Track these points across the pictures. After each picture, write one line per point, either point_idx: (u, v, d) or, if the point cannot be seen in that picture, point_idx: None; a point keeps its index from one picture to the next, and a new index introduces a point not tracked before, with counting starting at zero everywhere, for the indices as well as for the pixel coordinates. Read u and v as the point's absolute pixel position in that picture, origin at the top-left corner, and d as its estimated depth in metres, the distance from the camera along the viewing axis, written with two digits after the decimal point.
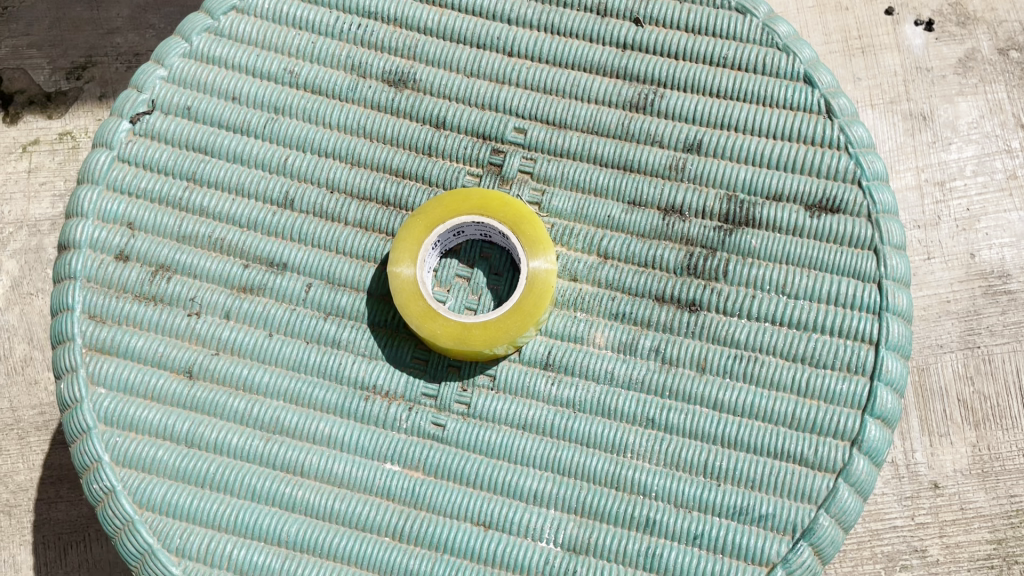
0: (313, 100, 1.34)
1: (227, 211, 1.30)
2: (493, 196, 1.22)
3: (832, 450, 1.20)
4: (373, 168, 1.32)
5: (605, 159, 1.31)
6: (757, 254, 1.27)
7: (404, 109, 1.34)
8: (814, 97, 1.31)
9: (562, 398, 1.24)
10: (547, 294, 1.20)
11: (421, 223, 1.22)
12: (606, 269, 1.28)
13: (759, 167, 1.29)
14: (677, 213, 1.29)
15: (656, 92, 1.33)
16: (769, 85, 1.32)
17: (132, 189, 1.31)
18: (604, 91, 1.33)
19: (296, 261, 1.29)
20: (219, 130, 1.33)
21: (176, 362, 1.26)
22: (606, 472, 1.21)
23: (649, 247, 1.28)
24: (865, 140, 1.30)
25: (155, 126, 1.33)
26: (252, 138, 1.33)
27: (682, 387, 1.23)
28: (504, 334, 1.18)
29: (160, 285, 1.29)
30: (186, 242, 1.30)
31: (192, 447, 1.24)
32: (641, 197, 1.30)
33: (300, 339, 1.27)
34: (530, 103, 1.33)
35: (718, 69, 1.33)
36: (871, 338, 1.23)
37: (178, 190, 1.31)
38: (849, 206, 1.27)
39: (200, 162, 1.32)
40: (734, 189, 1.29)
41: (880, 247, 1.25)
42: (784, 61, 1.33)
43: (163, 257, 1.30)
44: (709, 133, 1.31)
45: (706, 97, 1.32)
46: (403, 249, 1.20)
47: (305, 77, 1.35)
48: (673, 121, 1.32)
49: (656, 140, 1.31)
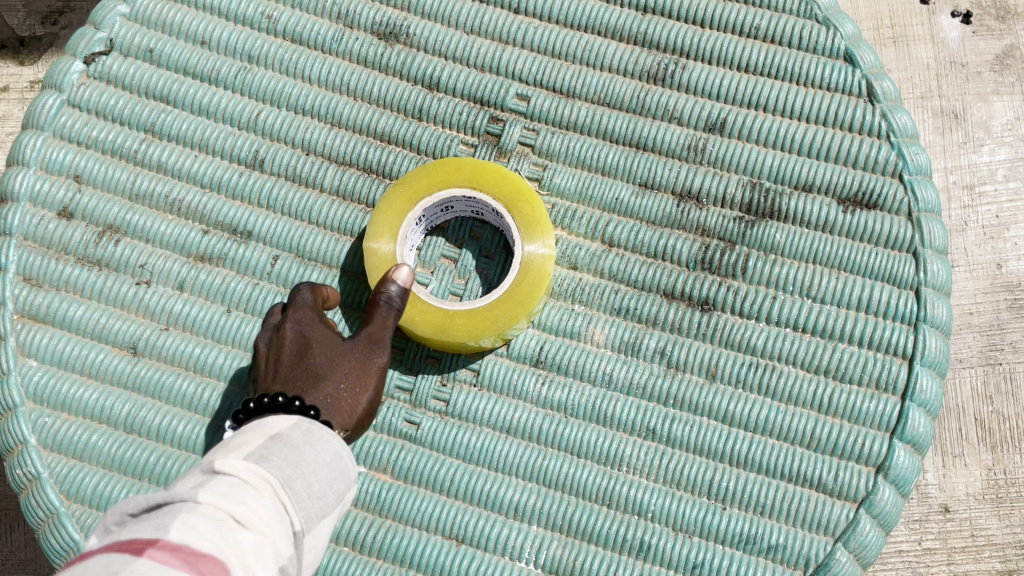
0: (292, 50, 1.19)
1: (187, 168, 1.16)
2: (489, 169, 1.07)
3: (854, 476, 1.06)
4: (355, 131, 1.18)
5: (616, 135, 1.17)
6: (781, 251, 1.13)
7: (394, 66, 1.19)
8: (854, 78, 1.16)
9: (552, 400, 1.10)
10: (542, 283, 1.06)
11: (404, 194, 1.08)
12: (610, 258, 1.14)
13: (787, 153, 1.15)
14: (693, 200, 1.15)
15: (677, 62, 1.18)
16: (804, 61, 1.17)
17: (80, 138, 1.16)
18: (620, 58, 1.19)
19: (262, 230, 1.14)
20: (183, 76, 1.18)
21: (119, 336, 1.12)
22: (597, 488, 1.08)
23: (660, 236, 1.14)
24: (908, 130, 1.16)
25: (111, 69, 1.17)
26: (221, 87, 1.18)
27: (689, 395, 1.09)
28: (492, 325, 1.04)
29: (107, 247, 1.14)
30: (139, 201, 1.15)
31: (131, 433, 1.09)
32: (653, 179, 1.15)
33: (262, 318, 1.12)
34: (536, 67, 1.19)
35: (748, 40, 1.18)
36: (904, 352, 1.09)
37: (134, 143, 1.16)
38: (887, 202, 1.13)
39: (161, 112, 1.17)
40: (759, 176, 1.15)
41: (920, 250, 1.11)
42: (823, 36, 1.17)
43: (112, 216, 1.15)
44: (735, 112, 1.16)
45: (732, 72, 1.18)
46: (383, 223, 1.06)
47: (285, 24, 1.20)
48: (694, 95, 1.18)
49: (673, 116, 1.17)
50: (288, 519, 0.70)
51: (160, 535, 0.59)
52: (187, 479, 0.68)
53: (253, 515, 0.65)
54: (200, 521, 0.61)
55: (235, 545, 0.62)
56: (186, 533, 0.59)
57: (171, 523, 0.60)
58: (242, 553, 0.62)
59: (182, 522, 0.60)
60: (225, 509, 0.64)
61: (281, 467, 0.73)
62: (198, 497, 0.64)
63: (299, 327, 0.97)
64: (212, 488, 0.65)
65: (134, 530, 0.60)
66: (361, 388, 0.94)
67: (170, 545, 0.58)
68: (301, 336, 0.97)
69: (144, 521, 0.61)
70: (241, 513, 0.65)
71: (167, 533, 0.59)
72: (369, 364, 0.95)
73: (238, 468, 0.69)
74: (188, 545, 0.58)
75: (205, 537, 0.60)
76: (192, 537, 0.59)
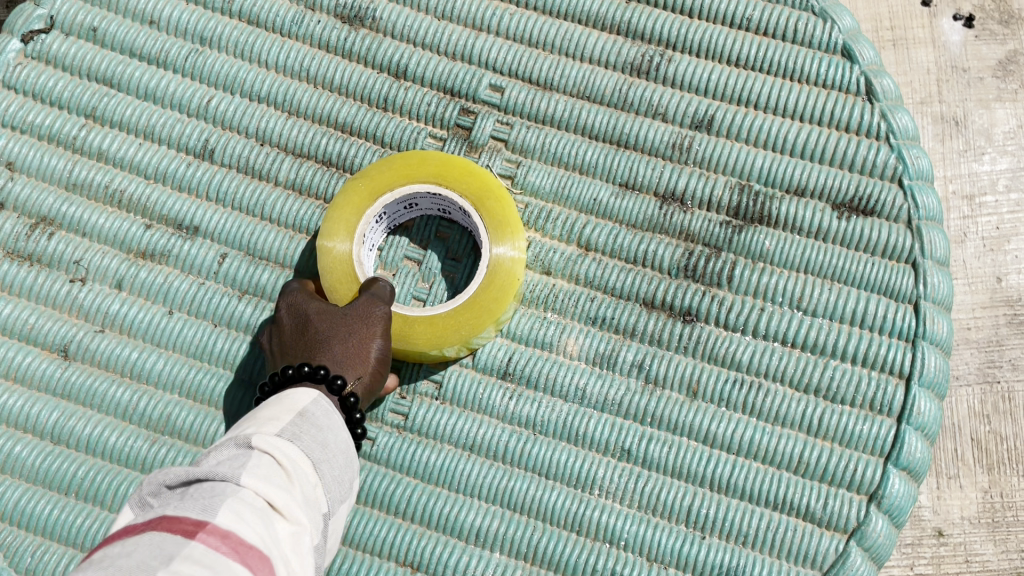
0: (247, 31, 1.10)
1: (130, 157, 1.07)
2: (455, 163, 0.99)
3: (844, 505, 0.98)
4: (315, 121, 1.09)
5: (596, 131, 1.08)
6: (770, 259, 1.04)
7: (358, 52, 1.10)
8: (852, 75, 1.07)
9: (520, 416, 1.01)
10: (510, 288, 0.97)
11: (363, 188, 0.99)
12: (586, 263, 1.05)
13: (779, 154, 1.07)
14: (677, 202, 1.06)
15: (663, 54, 1.10)
16: (799, 56, 1.08)
17: (16, 122, 1.07)
18: (601, 49, 1.10)
19: (209, 225, 1.05)
20: (130, 58, 1.09)
21: (50, 338, 1.03)
22: (565, 512, 1.00)
23: (641, 240, 1.05)
24: (910, 131, 1.07)
25: (51, 48, 1.09)
26: (169, 70, 1.09)
27: (667, 414, 1.01)
28: (455, 333, 0.96)
29: (40, 241, 1.05)
30: (76, 191, 1.06)
31: (59, 444, 1.01)
32: (634, 179, 1.07)
33: (206, 321, 1.03)
34: (511, 56, 1.10)
35: (740, 32, 1.10)
36: (901, 371, 1.00)
37: (73, 128, 1.07)
38: (885, 209, 1.04)
39: (104, 96, 1.08)
40: (749, 178, 1.07)
41: (920, 261, 1.02)
42: (819, 28, 1.09)
43: (47, 207, 1.06)
44: (723, 109, 1.08)
45: (722, 66, 1.09)
46: (338, 220, 0.98)
47: (241, 4, 1.10)
48: (681, 90, 1.09)
49: (658, 112, 1.08)
50: (315, 503, 0.71)
51: (207, 518, 0.60)
52: (221, 455, 0.68)
53: (289, 503, 0.66)
54: (244, 506, 0.63)
55: (273, 533, 0.63)
56: (232, 518, 0.61)
57: (217, 507, 0.61)
58: (278, 541, 0.63)
59: (228, 508, 0.61)
60: (264, 494, 0.65)
61: (309, 449, 0.73)
62: (239, 479, 0.64)
63: (292, 305, 0.94)
64: (252, 469, 0.66)
65: (179, 508, 0.61)
66: (371, 338, 0.90)
67: (219, 530, 0.59)
68: (297, 311, 0.93)
69: (188, 499, 0.62)
70: (278, 499, 0.66)
71: (215, 516, 0.60)
72: (372, 314, 0.91)
73: (275, 448, 0.70)
74: (235, 532, 0.59)
75: (252, 521, 0.62)
76: (237, 523, 0.60)
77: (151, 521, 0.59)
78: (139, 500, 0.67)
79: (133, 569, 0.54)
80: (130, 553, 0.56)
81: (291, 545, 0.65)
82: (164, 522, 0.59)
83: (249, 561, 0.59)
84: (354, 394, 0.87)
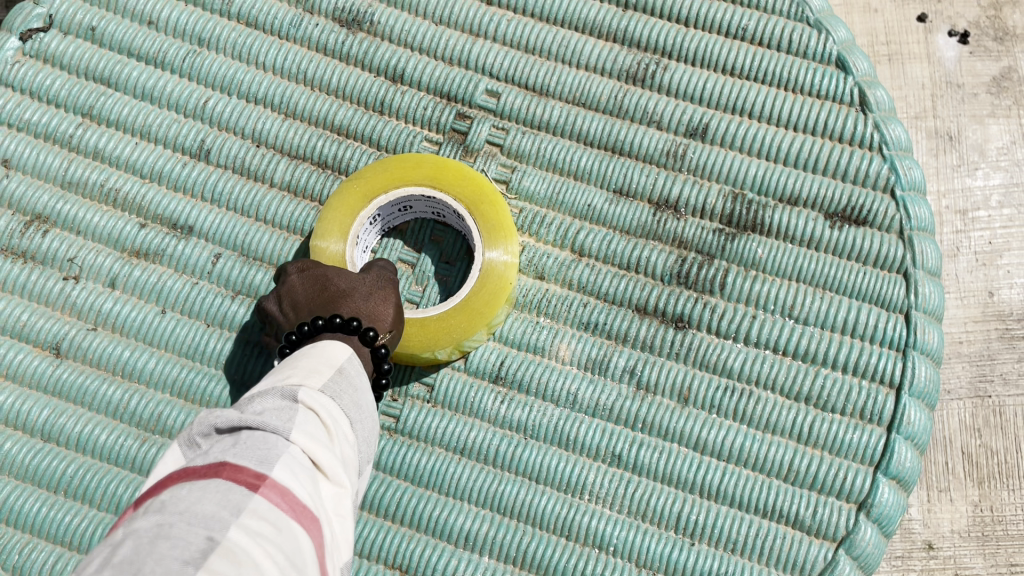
0: (245, 33, 1.11)
1: (125, 156, 1.07)
2: (450, 167, 0.99)
3: (834, 513, 0.98)
4: (311, 123, 1.09)
5: (591, 137, 1.09)
6: (762, 267, 1.05)
7: (356, 55, 1.11)
8: (846, 85, 1.08)
9: (511, 420, 1.01)
10: (503, 292, 0.97)
11: (357, 190, 0.99)
12: (580, 268, 1.06)
13: (773, 163, 1.07)
14: (671, 209, 1.07)
15: (659, 63, 1.11)
16: (794, 66, 1.09)
17: (12, 120, 1.08)
18: (597, 56, 1.11)
19: (204, 225, 1.05)
20: (127, 58, 1.10)
21: (42, 335, 1.03)
22: (555, 517, 1.00)
23: (634, 246, 1.06)
24: (903, 142, 1.08)
25: (49, 47, 1.09)
26: (167, 70, 1.10)
27: (658, 420, 1.01)
28: (447, 336, 0.96)
29: (34, 238, 1.05)
30: (71, 190, 1.07)
31: (49, 442, 1.01)
32: (628, 185, 1.08)
33: (198, 321, 1.03)
34: (507, 62, 1.11)
35: (736, 42, 1.11)
36: (891, 380, 1.01)
37: (69, 127, 1.08)
38: (877, 218, 1.05)
39: (100, 95, 1.09)
40: (742, 186, 1.07)
41: (911, 271, 1.03)
42: (814, 39, 1.10)
43: (41, 205, 1.06)
44: (718, 117, 1.09)
45: (717, 75, 1.10)
46: (332, 221, 0.98)
47: (240, 6, 1.11)
48: (676, 99, 1.10)
49: (653, 120, 1.09)
50: (354, 462, 0.71)
51: (265, 471, 0.59)
52: (268, 403, 0.67)
53: (334, 463, 0.66)
54: (295, 464, 0.62)
55: (320, 494, 0.63)
56: (287, 474, 0.60)
57: (274, 461, 0.61)
58: (324, 503, 0.63)
59: (283, 463, 0.61)
60: (312, 452, 0.65)
61: (350, 408, 0.73)
62: (290, 433, 0.64)
63: (303, 270, 0.91)
64: (301, 424, 0.65)
65: (237, 456, 0.60)
66: (389, 296, 0.89)
67: (276, 485, 0.59)
68: (311, 275, 0.90)
69: (242, 447, 0.61)
70: (324, 459, 0.65)
71: (271, 471, 0.60)
72: (383, 277, 0.91)
73: (320, 405, 0.69)
74: (292, 490, 0.59)
75: (303, 479, 0.61)
76: (292, 481, 0.60)
77: (211, 467, 0.59)
78: (189, 442, 0.66)
79: (200, 518, 0.54)
80: (197, 500, 0.56)
81: (335, 506, 0.64)
82: (225, 472, 0.59)
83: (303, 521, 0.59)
84: (384, 345, 0.88)
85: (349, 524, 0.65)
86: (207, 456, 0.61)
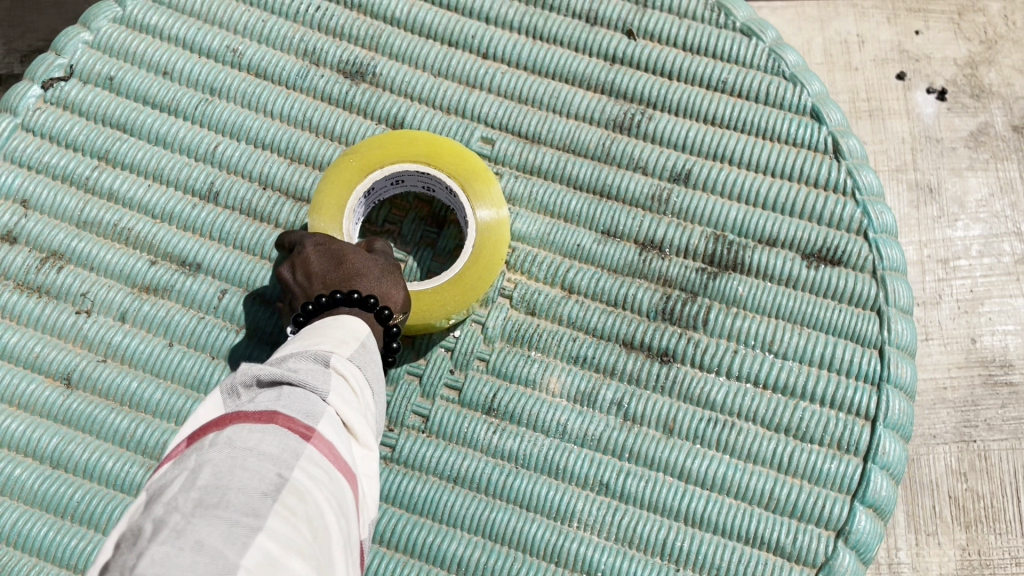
0: (255, 84, 1.17)
1: (138, 197, 1.13)
2: (444, 145, 1.04)
3: (813, 540, 1.02)
4: (315, 167, 1.15)
5: (580, 182, 1.15)
6: (743, 304, 1.10)
7: (359, 105, 1.17)
8: (820, 134, 1.15)
9: (503, 450, 1.06)
10: (494, 268, 1.03)
11: (355, 162, 1.04)
12: (569, 304, 1.11)
13: (752, 207, 1.13)
14: (656, 249, 1.13)
15: (644, 112, 1.17)
16: (770, 117, 1.16)
17: (31, 162, 1.14)
18: (586, 106, 1.18)
19: (211, 263, 1.11)
20: (143, 106, 1.16)
21: (54, 366, 1.08)
22: (545, 544, 1.03)
23: (621, 284, 1.11)
24: (875, 187, 1.14)
25: (69, 95, 1.16)
26: (180, 117, 1.16)
27: (645, 450, 1.05)
28: (440, 307, 1.02)
29: (49, 274, 1.10)
30: (86, 228, 1.12)
31: (57, 468, 1.04)
32: (616, 227, 1.13)
33: (203, 354, 1.08)
34: (501, 111, 1.18)
35: (716, 94, 1.18)
36: (867, 413, 1.05)
37: (85, 169, 1.14)
38: (851, 259, 1.10)
39: (116, 140, 1.15)
40: (723, 228, 1.13)
41: (884, 308, 1.08)
42: (790, 92, 1.17)
43: (57, 243, 1.11)
44: (699, 163, 1.15)
45: (699, 124, 1.17)
46: (330, 192, 1.03)
47: (250, 59, 1.18)
48: (660, 146, 1.16)
49: (639, 166, 1.15)
50: (370, 423, 0.78)
51: (312, 424, 0.66)
52: (306, 362, 0.74)
53: (361, 425, 0.74)
54: (333, 422, 0.69)
55: (351, 453, 0.70)
56: (330, 430, 0.68)
57: (318, 416, 0.68)
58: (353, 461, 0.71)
59: (326, 421, 0.68)
60: (344, 414, 0.72)
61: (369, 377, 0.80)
62: (326, 394, 0.70)
63: (318, 244, 0.97)
64: (336, 386, 0.72)
65: (287, 406, 0.66)
66: (396, 277, 0.96)
67: (323, 438, 0.66)
68: (327, 249, 0.96)
69: (290, 397, 0.68)
70: (353, 421, 0.73)
71: (318, 424, 0.67)
72: (391, 264, 0.97)
73: (347, 371, 0.76)
74: (334, 446, 0.67)
75: (341, 436, 0.69)
76: (333, 437, 0.68)
77: (262, 415, 0.65)
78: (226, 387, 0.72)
79: (267, 456, 0.61)
80: (261, 439, 0.62)
81: (361, 462, 0.73)
82: (279, 418, 0.65)
83: (344, 473, 0.67)
84: (396, 324, 0.93)
85: (373, 477, 0.74)
86: (253, 404, 0.66)
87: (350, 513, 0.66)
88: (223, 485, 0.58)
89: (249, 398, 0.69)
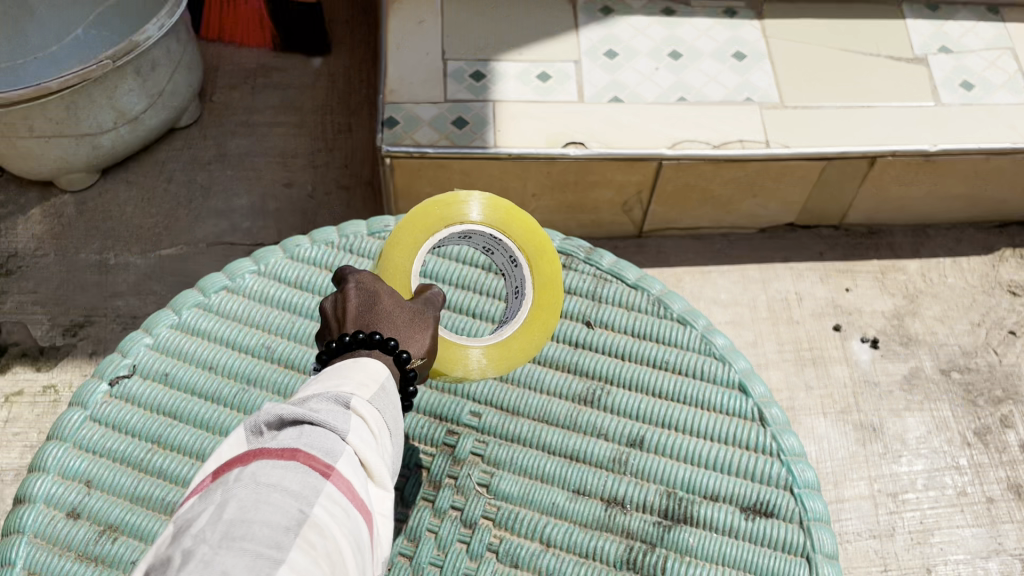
0: (284, 373, 1.43)
1: (184, 473, 1.34)
2: (512, 212, 1.28)
3: None
4: None
5: (554, 446, 1.38)
6: (695, 552, 1.30)
7: None
8: (747, 405, 1.41)
9: None
10: (552, 314, 1.31)
11: (432, 216, 1.24)
12: (546, 556, 1.30)
13: (697, 466, 1.36)
14: (620, 504, 1.34)
15: (601, 387, 1.43)
16: (706, 391, 1.42)
17: (96, 447, 1.37)
18: (555, 382, 1.43)
19: None
20: (191, 396, 1.41)
21: None
22: None
23: (593, 537, 1.31)
24: (796, 450, 1.39)
25: (131, 389, 1.42)
26: (219, 403, 1.40)
27: None
28: (514, 351, 1.30)
29: (105, 543, 1.29)
30: (138, 502, 1.32)
31: None
32: (585, 486, 1.35)
33: None
34: (485, 388, 1.43)
35: (661, 372, 1.44)
36: None
37: (141, 451, 1.36)
38: (782, 511, 1.33)
39: (167, 425, 1.38)
40: (673, 485, 1.35)
41: (812, 554, 1.29)
42: (721, 370, 1.45)
43: (114, 516, 1.31)
44: (650, 431, 1.39)
45: (648, 397, 1.42)
46: (406, 233, 1.23)
47: (280, 352, 1.45)
48: (616, 416, 1.41)
49: (599, 433, 1.39)
50: (389, 463, 0.96)
51: (332, 463, 0.86)
52: (332, 405, 0.91)
53: (378, 464, 0.92)
54: (351, 460, 0.88)
55: (366, 492, 0.89)
56: (347, 468, 0.87)
57: (338, 455, 0.87)
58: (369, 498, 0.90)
59: (345, 459, 0.87)
60: (365, 454, 0.91)
61: (392, 421, 0.98)
62: (348, 435, 0.90)
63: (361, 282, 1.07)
64: (354, 426, 0.90)
65: (308, 446, 0.86)
66: (426, 327, 1.09)
67: (340, 475, 0.86)
68: (366, 289, 1.06)
69: (315, 439, 0.87)
70: (371, 465, 0.91)
71: (336, 461, 0.86)
72: (421, 316, 1.10)
73: (368, 412, 0.94)
74: (351, 482, 0.86)
75: (357, 474, 0.88)
76: (350, 476, 0.87)
77: (284, 456, 0.84)
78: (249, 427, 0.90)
79: (290, 495, 0.81)
80: (284, 478, 0.82)
81: (377, 499, 0.92)
82: (300, 455, 0.84)
83: (356, 506, 0.86)
84: (413, 369, 1.06)
85: (387, 512, 0.93)
86: (279, 442, 0.86)
87: (364, 550, 0.86)
88: (248, 514, 0.78)
89: (273, 437, 0.88)
